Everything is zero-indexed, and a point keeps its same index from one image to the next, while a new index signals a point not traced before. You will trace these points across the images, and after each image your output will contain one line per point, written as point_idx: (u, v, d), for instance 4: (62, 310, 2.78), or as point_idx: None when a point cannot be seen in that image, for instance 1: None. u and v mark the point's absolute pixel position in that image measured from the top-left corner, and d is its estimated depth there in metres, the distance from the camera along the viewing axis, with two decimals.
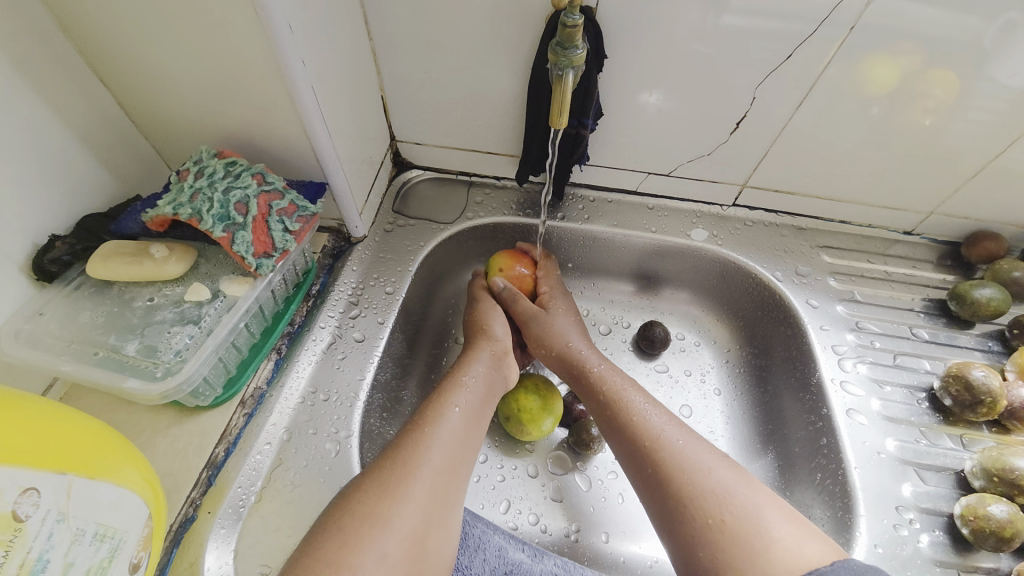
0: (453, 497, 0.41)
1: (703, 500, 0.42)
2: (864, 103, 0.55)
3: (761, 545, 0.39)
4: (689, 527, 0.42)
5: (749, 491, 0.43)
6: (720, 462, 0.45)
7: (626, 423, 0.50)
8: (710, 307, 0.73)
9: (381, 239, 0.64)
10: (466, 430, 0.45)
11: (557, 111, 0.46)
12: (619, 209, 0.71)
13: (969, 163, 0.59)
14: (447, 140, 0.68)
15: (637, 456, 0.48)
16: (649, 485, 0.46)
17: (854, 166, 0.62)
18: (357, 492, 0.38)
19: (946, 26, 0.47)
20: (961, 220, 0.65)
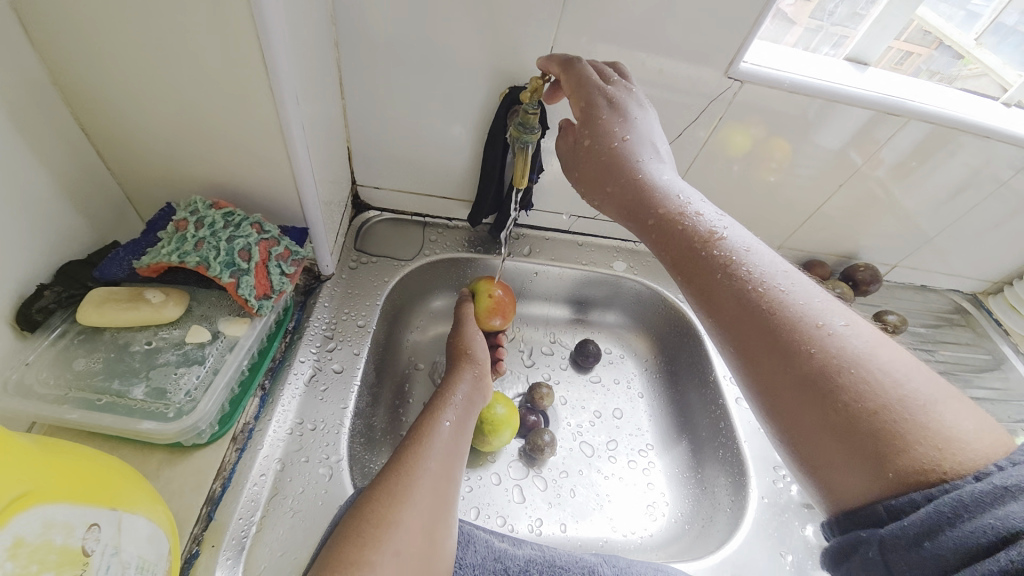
0: (449, 498, 0.48)
1: (837, 370, 0.35)
2: (730, 167, 0.75)
3: (906, 413, 0.33)
4: (823, 398, 0.35)
5: (903, 367, 0.35)
6: (858, 331, 0.37)
7: (742, 293, 0.40)
8: (631, 324, 0.88)
9: (347, 276, 0.69)
10: (454, 441, 0.53)
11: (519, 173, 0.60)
12: (555, 246, 0.84)
13: (798, 212, 0.82)
14: (406, 186, 0.75)
15: (750, 322, 0.39)
16: (768, 363, 0.38)
17: (728, 212, 0.82)
18: (367, 502, 0.44)
19: (779, 118, 0.68)
20: (796, 252, 0.89)
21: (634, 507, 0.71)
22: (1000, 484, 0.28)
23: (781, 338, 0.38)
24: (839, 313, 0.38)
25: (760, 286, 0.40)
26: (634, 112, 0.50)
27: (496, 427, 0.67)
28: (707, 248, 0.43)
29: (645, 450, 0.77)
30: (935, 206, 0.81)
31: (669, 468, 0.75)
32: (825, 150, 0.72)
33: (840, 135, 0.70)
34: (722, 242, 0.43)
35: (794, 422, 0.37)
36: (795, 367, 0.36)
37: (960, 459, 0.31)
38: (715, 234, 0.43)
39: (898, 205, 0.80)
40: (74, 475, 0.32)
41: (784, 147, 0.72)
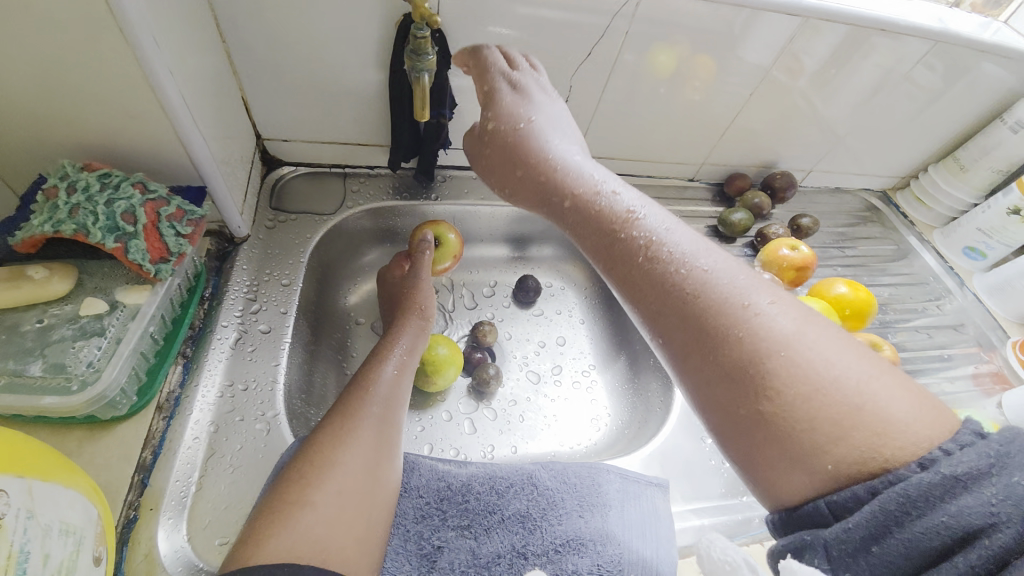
0: (391, 438, 0.49)
1: (769, 357, 0.36)
2: (646, 85, 0.74)
3: (842, 403, 0.33)
4: (753, 393, 0.35)
5: (836, 352, 0.35)
6: (788, 314, 0.37)
7: (670, 286, 0.41)
8: (568, 255, 0.90)
9: (265, 236, 0.67)
10: (397, 383, 0.54)
11: (421, 108, 0.53)
12: (483, 185, 0.83)
13: (717, 126, 0.83)
14: (317, 136, 0.72)
15: (680, 311, 0.40)
16: (699, 357, 0.38)
17: (649, 133, 0.82)
18: (310, 448, 0.45)
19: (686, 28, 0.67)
20: (720, 167, 0.92)
21: (579, 422, 0.76)
22: (950, 475, 0.29)
23: (708, 325, 0.38)
24: (769, 295, 0.38)
25: (683, 268, 0.41)
26: (535, 96, 0.55)
27: (440, 366, 0.69)
28: (628, 247, 0.44)
29: (588, 371, 0.82)
30: (842, 107, 0.84)
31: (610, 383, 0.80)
32: (735, 59, 0.73)
33: (755, 41, 0.70)
34: (653, 243, 0.43)
35: (720, 421, 0.37)
36: (720, 358, 0.37)
37: (897, 445, 0.31)
38: (635, 229, 0.45)
39: (809, 109, 0.83)
40: None
41: (696, 59, 0.72)
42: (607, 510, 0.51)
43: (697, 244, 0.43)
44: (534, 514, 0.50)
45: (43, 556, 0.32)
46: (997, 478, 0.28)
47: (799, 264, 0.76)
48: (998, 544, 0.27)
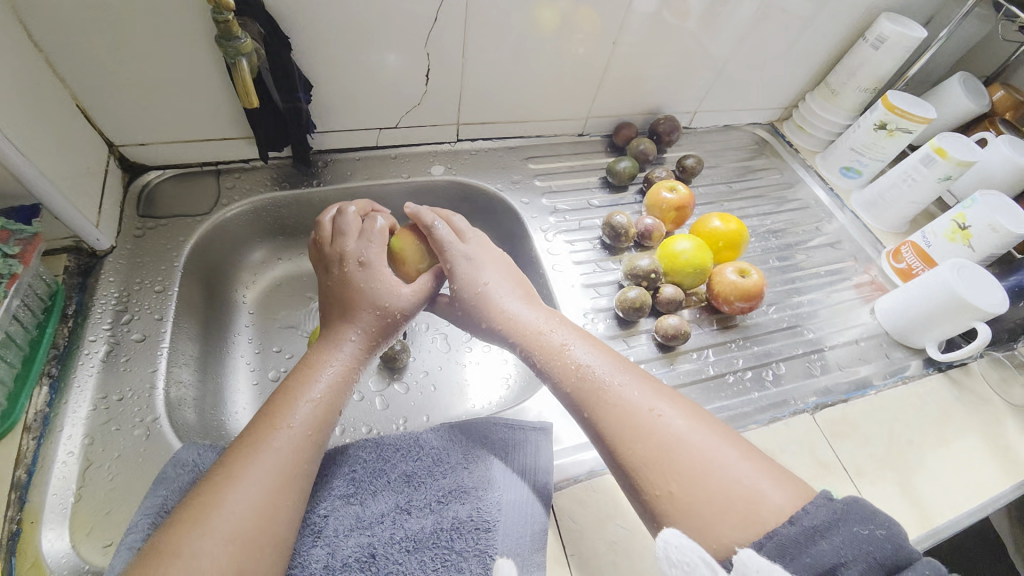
0: (299, 474, 0.45)
1: (656, 452, 0.46)
2: (507, 46, 0.74)
3: (736, 486, 0.43)
4: (659, 487, 0.45)
5: (710, 441, 0.46)
6: (680, 421, 0.47)
7: (594, 406, 0.50)
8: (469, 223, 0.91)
9: (133, 245, 0.66)
10: (319, 411, 0.49)
11: (244, 93, 0.53)
12: (368, 164, 0.82)
13: (591, 78, 0.84)
14: (175, 135, 0.70)
15: (601, 427, 0.49)
16: (613, 449, 0.48)
17: (525, 92, 0.83)
18: (188, 506, 0.41)
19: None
20: (606, 118, 0.93)
21: (491, 383, 0.79)
22: (809, 526, 0.39)
23: (613, 428, 0.49)
24: (675, 414, 0.48)
25: (621, 399, 0.50)
26: (470, 248, 0.63)
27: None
28: (579, 398, 0.51)
29: None
30: (709, 43, 0.85)
31: None
32: (588, 7, 0.73)
33: None
34: (586, 379, 0.52)
35: (635, 496, 0.47)
36: (631, 457, 0.47)
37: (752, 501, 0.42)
38: (583, 376, 0.52)
39: (676, 49, 0.84)
40: None
41: (549, 11, 0.72)
42: (491, 458, 0.54)
43: (646, 400, 0.50)
44: (420, 473, 0.53)
45: None
46: (841, 528, 0.38)
47: (677, 204, 0.79)
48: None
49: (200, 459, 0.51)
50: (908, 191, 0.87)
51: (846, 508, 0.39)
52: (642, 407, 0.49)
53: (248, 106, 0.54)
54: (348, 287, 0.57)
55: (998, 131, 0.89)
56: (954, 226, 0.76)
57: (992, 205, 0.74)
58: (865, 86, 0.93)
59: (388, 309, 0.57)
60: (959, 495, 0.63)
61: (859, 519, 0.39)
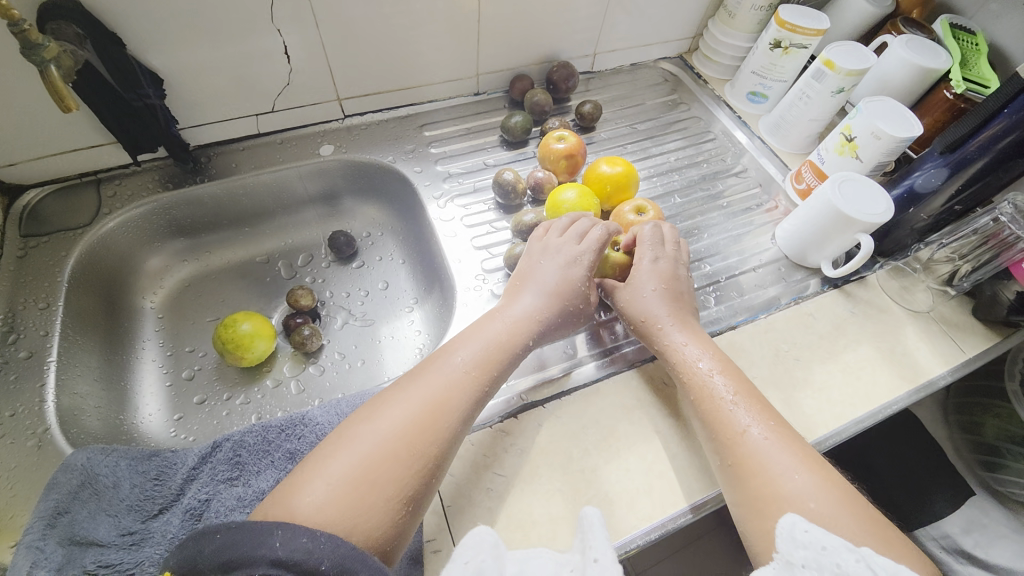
0: (461, 409, 0.51)
1: (764, 466, 0.49)
2: (367, 6, 0.72)
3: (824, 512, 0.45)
4: (760, 493, 0.48)
5: (831, 506, 0.46)
6: (802, 475, 0.48)
7: (713, 409, 0.54)
8: (373, 201, 0.91)
9: (15, 266, 0.66)
10: (487, 354, 0.55)
11: (61, 98, 0.53)
12: (254, 153, 0.81)
13: (469, 33, 0.82)
14: (42, 150, 0.69)
15: (714, 420, 0.53)
16: (719, 437, 0.52)
17: (402, 57, 0.81)
18: (347, 426, 0.49)
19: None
20: (499, 73, 0.91)
21: (404, 353, 0.81)
22: None
23: (727, 433, 0.52)
24: (797, 465, 0.48)
25: (732, 404, 0.53)
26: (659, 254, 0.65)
27: (246, 344, 0.71)
28: (697, 405, 0.55)
29: (410, 306, 0.85)
30: None
31: (428, 311, 0.84)
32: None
33: None
34: (712, 382, 0.55)
35: (727, 484, 0.51)
36: (736, 459, 0.50)
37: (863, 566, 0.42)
38: (707, 387, 0.55)
39: None
40: None
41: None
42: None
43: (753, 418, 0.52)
44: (301, 450, 0.55)
45: None
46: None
47: (567, 153, 0.78)
48: None
49: (90, 462, 0.53)
50: (805, 108, 0.85)
51: None
52: (753, 432, 0.51)
53: (72, 111, 0.54)
54: (528, 259, 0.65)
55: (898, 32, 0.86)
56: (842, 139, 0.76)
57: (874, 111, 0.73)
58: (759, 4, 0.90)
59: (568, 296, 0.62)
60: (846, 406, 0.65)
61: None
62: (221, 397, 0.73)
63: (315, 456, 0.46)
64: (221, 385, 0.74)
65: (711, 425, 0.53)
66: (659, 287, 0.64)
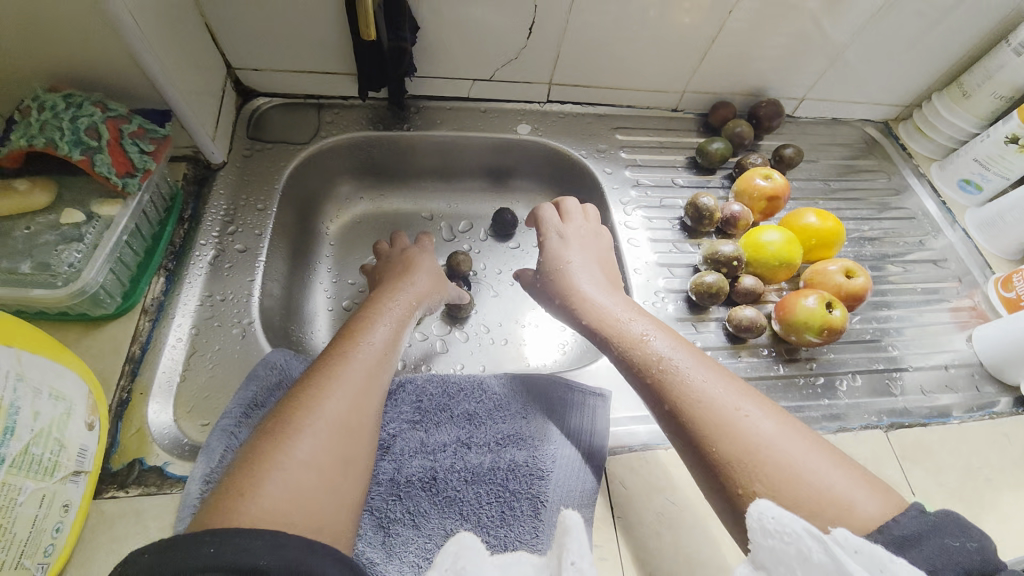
0: (381, 385, 0.49)
1: (728, 432, 0.42)
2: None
3: (817, 495, 0.38)
4: (734, 478, 0.41)
5: (800, 447, 0.41)
6: (758, 419, 0.42)
7: (658, 388, 0.47)
8: (545, 188, 0.91)
9: (242, 164, 0.70)
10: (386, 342, 0.52)
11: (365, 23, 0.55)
12: (457, 115, 0.83)
13: (699, 50, 0.80)
14: (287, 65, 0.73)
15: (666, 414, 0.46)
16: (672, 429, 0.45)
17: (626, 57, 0.80)
18: (268, 427, 0.42)
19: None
20: (706, 95, 0.89)
21: (547, 346, 0.80)
22: (898, 535, 0.35)
23: (678, 411, 0.44)
24: (744, 411, 0.43)
25: (701, 396, 0.44)
26: (574, 244, 0.64)
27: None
28: (668, 402, 0.45)
29: None
30: (827, 21, 0.78)
31: None
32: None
33: None
34: (652, 358, 0.49)
35: (705, 488, 0.43)
36: (698, 453, 0.43)
37: (851, 525, 0.37)
38: (644, 361, 0.49)
39: (786, 27, 0.78)
40: None
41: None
42: (548, 412, 0.55)
43: (732, 398, 0.44)
44: (480, 413, 0.55)
45: (34, 411, 0.38)
46: (931, 539, 0.35)
47: (770, 194, 0.75)
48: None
49: (287, 364, 0.55)
50: None
51: (938, 522, 0.36)
52: (713, 395, 0.44)
53: (367, 38, 0.56)
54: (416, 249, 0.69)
55: None
56: None
57: None
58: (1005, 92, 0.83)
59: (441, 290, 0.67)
60: None
61: (950, 531, 0.35)
62: None
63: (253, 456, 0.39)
64: None
65: (684, 430, 0.44)
66: (586, 258, 0.63)
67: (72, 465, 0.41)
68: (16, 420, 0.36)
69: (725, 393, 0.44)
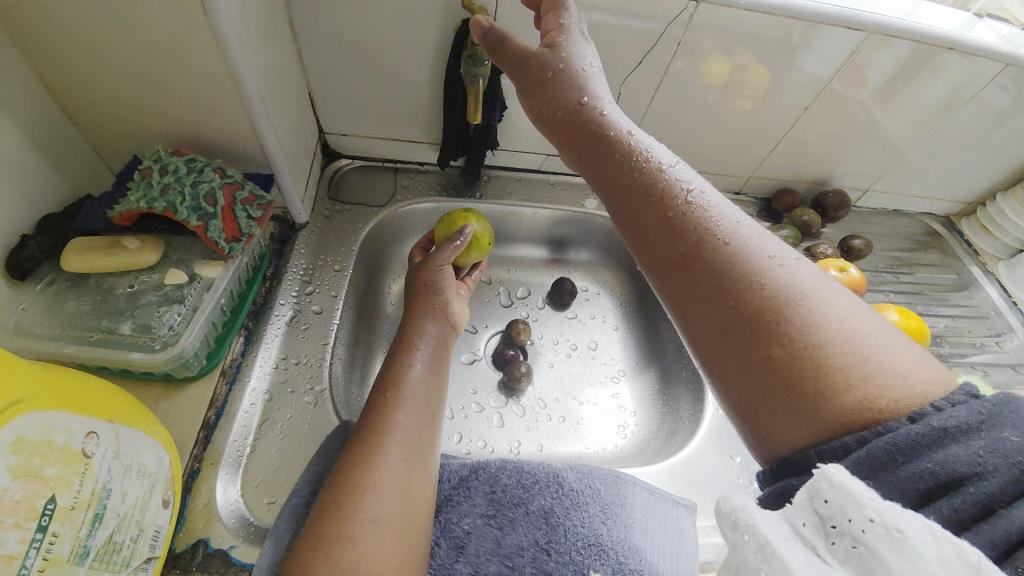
0: (428, 443, 0.50)
1: (745, 276, 0.37)
2: (701, 88, 0.74)
3: (861, 364, 0.32)
4: (769, 333, 0.35)
5: (843, 313, 0.35)
6: (775, 255, 0.38)
7: (648, 179, 0.43)
8: (606, 261, 0.90)
9: (322, 224, 0.71)
10: (426, 386, 0.53)
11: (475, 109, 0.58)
12: (527, 186, 0.85)
13: (768, 139, 0.82)
14: (375, 133, 0.76)
15: (659, 221, 0.41)
16: (671, 235, 0.40)
17: (696, 141, 0.82)
18: (337, 476, 0.45)
19: (740, 43, 0.68)
20: (770, 181, 0.90)
21: (605, 427, 0.77)
22: (939, 426, 0.29)
23: (683, 217, 0.40)
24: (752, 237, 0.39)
25: (723, 237, 0.39)
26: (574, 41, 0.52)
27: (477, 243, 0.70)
28: (669, 222, 0.41)
29: (617, 376, 0.81)
30: (896, 124, 0.80)
31: (637, 392, 0.80)
32: (762, 63, 0.71)
33: (799, 56, 0.70)
34: (632, 145, 0.44)
35: (722, 365, 0.37)
36: (711, 284, 0.38)
37: (897, 398, 0.31)
38: (632, 155, 0.44)
39: (856, 125, 0.80)
40: (77, 394, 0.34)
41: (722, 62, 0.71)
42: (630, 521, 0.50)
43: (746, 232, 0.39)
44: (557, 512, 0.50)
45: (124, 492, 0.35)
46: (985, 433, 0.28)
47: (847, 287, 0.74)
48: (982, 489, 0.27)
49: None
50: None
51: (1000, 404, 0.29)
52: (722, 231, 0.39)
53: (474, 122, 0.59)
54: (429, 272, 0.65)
55: None
56: None
57: None
58: None
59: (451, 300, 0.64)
60: None
61: (1013, 422, 0.28)
62: None
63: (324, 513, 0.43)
64: None
65: (701, 282, 0.38)
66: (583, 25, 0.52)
67: (145, 550, 0.37)
68: (106, 506, 0.33)
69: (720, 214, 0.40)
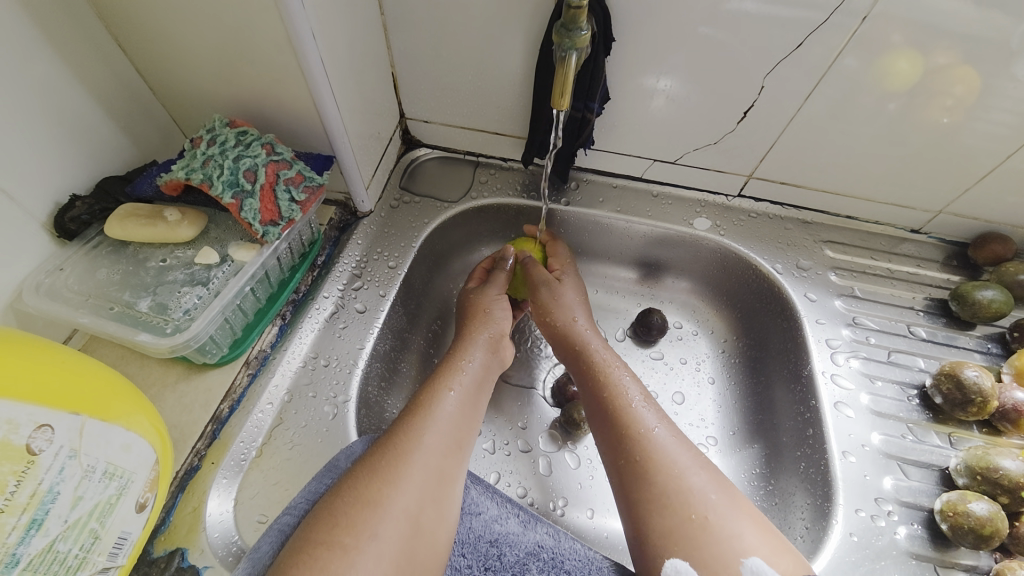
0: (452, 480, 0.42)
1: (667, 468, 0.41)
2: (877, 95, 0.53)
3: (722, 527, 0.38)
4: (674, 517, 0.39)
5: (728, 498, 0.40)
6: (688, 448, 0.43)
7: (605, 408, 0.47)
8: (710, 298, 0.73)
9: (386, 214, 0.66)
10: (461, 421, 0.45)
11: (560, 92, 0.48)
12: (625, 196, 0.71)
13: (982, 167, 0.58)
14: (456, 120, 0.68)
15: (619, 448, 0.44)
16: (619, 442, 0.44)
17: (864, 163, 0.61)
18: (347, 491, 0.38)
19: (969, 31, 0.46)
20: (974, 221, 0.64)
21: None
22: None
23: (636, 450, 0.43)
24: (663, 420, 0.45)
25: (647, 449, 0.43)
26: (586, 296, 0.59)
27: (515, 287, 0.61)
28: (616, 444, 0.44)
29: (704, 445, 0.64)
30: None
31: (727, 472, 0.62)
32: (970, 63, 0.49)
33: None
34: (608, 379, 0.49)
35: (632, 507, 0.41)
36: (655, 530, 0.39)
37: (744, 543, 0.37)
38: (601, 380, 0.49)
39: None
40: (41, 375, 0.31)
41: (917, 61, 0.50)
42: None
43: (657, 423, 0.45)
44: None
45: (74, 497, 0.31)
46: None
47: None
48: None
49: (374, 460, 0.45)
50: None
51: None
52: (654, 429, 0.44)
53: (555, 105, 0.50)
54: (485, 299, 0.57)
55: None
56: None
57: None
58: None
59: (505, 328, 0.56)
60: None
61: None
62: (482, 446, 0.63)
63: (310, 549, 0.34)
64: (485, 429, 0.64)
65: (645, 509, 0.40)
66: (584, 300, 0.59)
67: (101, 561, 0.33)
68: (48, 511, 0.30)
69: (649, 410, 0.46)
